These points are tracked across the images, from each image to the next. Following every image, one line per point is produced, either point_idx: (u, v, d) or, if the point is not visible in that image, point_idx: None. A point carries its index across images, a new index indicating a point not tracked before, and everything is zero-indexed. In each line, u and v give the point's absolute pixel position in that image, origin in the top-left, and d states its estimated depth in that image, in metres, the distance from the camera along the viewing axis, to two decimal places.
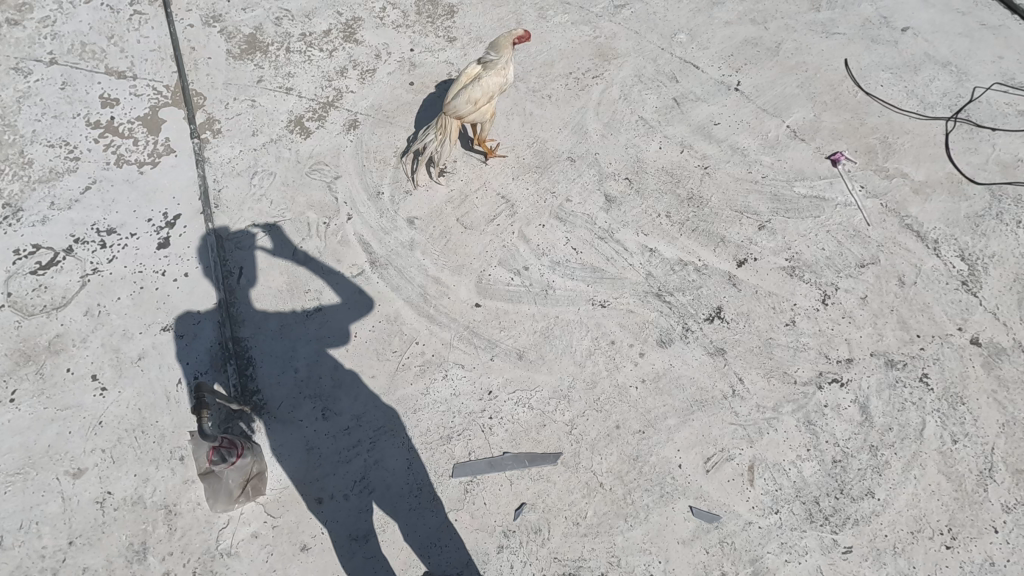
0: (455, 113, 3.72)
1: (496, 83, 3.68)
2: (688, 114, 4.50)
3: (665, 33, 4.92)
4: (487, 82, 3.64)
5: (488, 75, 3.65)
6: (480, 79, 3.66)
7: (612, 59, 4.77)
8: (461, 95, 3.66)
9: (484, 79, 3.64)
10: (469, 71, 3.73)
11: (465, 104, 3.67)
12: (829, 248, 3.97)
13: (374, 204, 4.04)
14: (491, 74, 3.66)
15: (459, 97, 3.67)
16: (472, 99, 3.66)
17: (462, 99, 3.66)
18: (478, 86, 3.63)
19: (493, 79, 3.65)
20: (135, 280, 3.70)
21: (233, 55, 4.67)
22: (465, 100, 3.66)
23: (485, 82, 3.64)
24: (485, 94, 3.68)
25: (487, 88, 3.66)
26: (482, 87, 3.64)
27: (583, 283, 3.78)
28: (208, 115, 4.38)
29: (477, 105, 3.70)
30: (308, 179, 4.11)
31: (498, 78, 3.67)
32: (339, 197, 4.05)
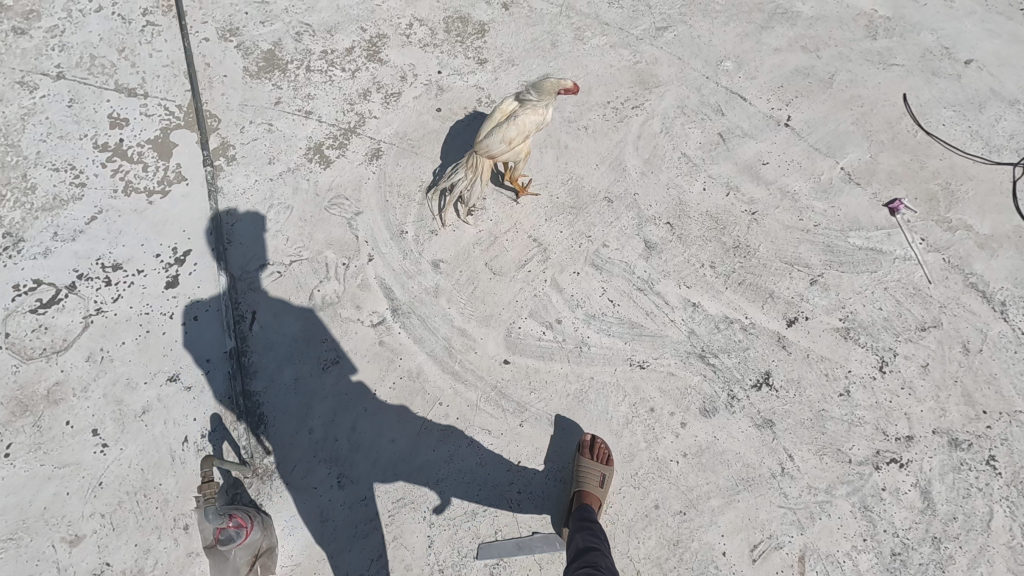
0: (487, 150, 3.42)
1: (533, 123, 3.39)
2: (735, 151, 4.19)
3: (710, 60, 4.59)
4: (524, 119, 3.35)
5: (525, 112, 3.36)
6: (516, 116, 3.37)
7: (653, 87, 4.45)
8: (495, 133, 3.37)
9: (520, 116, 3.34)
10: (504, 108, 3.43)
11: (499, 144, 3.38)
12: (887, 307, 3.66)
13: (397, 244, 3.77)
14: (529, 112, 3.36)
15: (493, 134, 3.38)
16: (506, 136, 3.36)
17: (496, 137, 3.37)
18: (513, 123, 3.33)
19: (531, 117, 3.35)
20: (141, 323, 3.47)
21: (250, 74, 4.39)
22: (499, 137, 3.36)
23: (522, 119, 3.34)
24: (521, 132, 3.38)
25: (524, 125, 3.36)
26: (518, 126, 3.35)
27: (620, 340, 3.51)
28: (222, 139, 4.11)
29: (512, 143, 3.41)
30: (328, 215, 3.85)
31: (537, 115, 3.37)
32: (360, 236, 3.79)
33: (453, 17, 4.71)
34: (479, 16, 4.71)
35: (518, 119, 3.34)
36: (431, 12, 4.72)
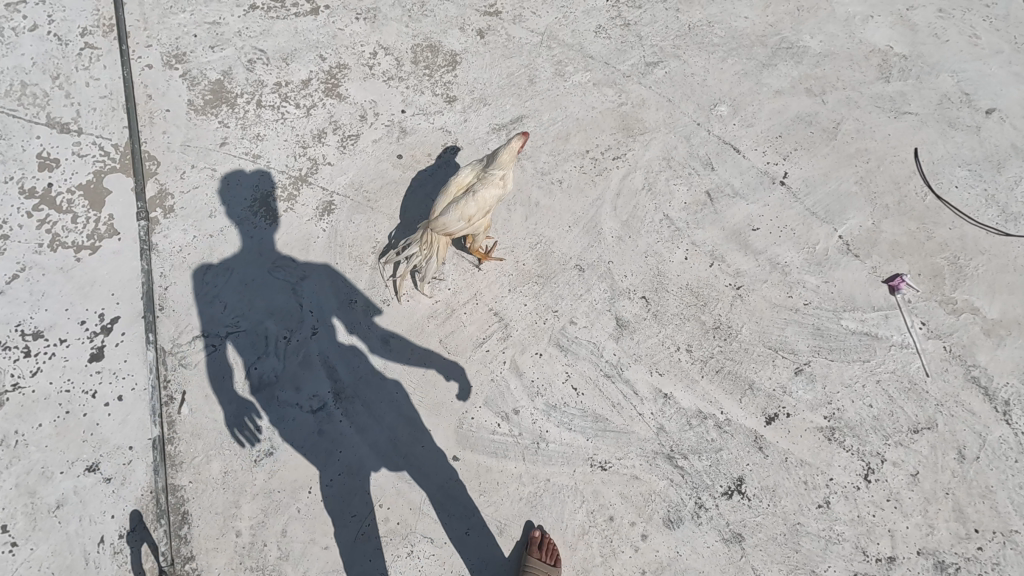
0: (442, 227, 3.08)
1: (494, 197, 3.07)
2: (722, 214, 3.81)
3: (702, 103, 4.16)
4: (482, 194, 3.00)
5: (483, 186, 3.02)
6: (473, 190, 3.02)
7: (638, 134, 4.04)
8: (450, 209, 3.03)
9: (477, 191, 3.00)
10: (460, 180, 3.10)
11: (457, 220, 3.04)
12: (879, 404, 3.33)
13: (344, 316, 3.45)
14: (487, 186, 3.02)
15: (448, 210, 3.04)
16: (463, 213, 3.02)
17: (452, 213, 3.03)
18: (470, 199, 2.99)
19: (489, 192, 3.01)
20: (61, 402, 3.20)
21: (195, 109, 4.01)
22: (454, 214, 3.03)
23: (480, 194, 3.00)
24: (478, 208, 3.04)
25: (483, 201, 3.02)
26: (477, 202, 3.01)
27: (581, 436, 3.20)
28: (160, 186, 3.76)
29: (469, 218, 3.07)
30: (270, 279, 3.52)
31: (496, 190, 3.03)
32: (305, 304, 3.47)
33: (422, 45, 4.27)
34: (451, 45, 4.28)
35: (475, 194, 2.99)
36: (398, 39, 4.28)
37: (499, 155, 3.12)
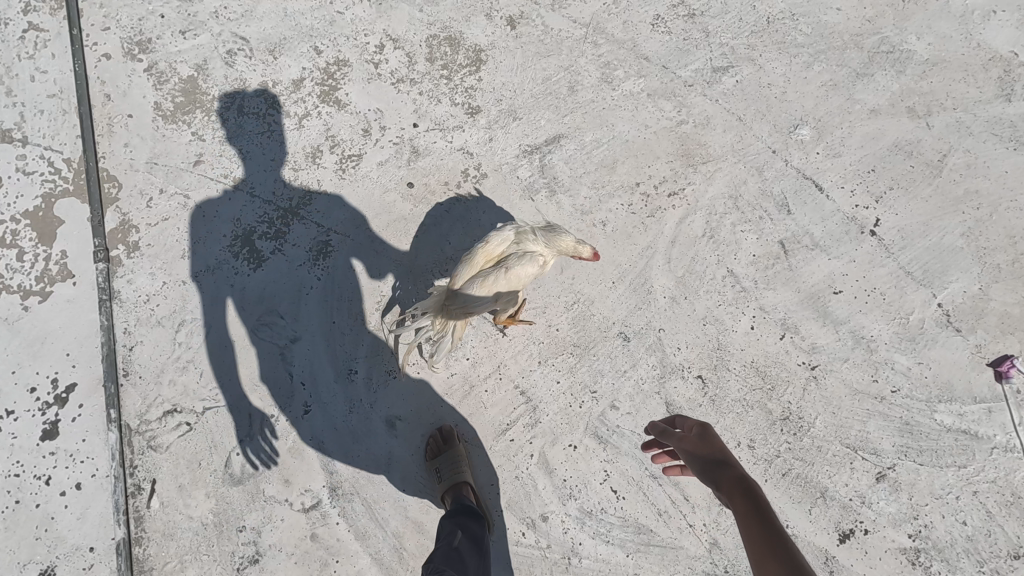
0: (460, 306, 2.49)
1: (528, 274, 2.49)
2: (798, 272, 3.15)
3: (780, 124, 3.39)
4: (516, 269, 2.43)
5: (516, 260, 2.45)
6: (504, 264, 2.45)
7: (700, 163, 3.31)
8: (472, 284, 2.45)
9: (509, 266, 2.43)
10: (488, 249, 2.51)
11: (480, 301, 2.47)
12: (973, 523, 2.80)
13: (342, 391, 2.90)
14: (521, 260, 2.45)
15: (469, 285, 2.46)
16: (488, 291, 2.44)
17: (475, 290, 2.46)
18: (499, 274, 2.42)
19: (524, 268, 2.44)
20: (9, 489, 2.71)
21: (163, 115, 3.29)
22: (477, 290, 2.44)
23: (513, 268, 2.42)
24: (508, 287, 2.46)
25: (514, 278, 2.44)
26: (508, 281, 2.44)
27: (619, 551, 2.73)
28: (122, 216, 3.11)
29: (495, 298, 2.49)
30: (255, 341, 2.95)
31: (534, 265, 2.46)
32: (296, 374, 2.92)
33: (439, 36, 3.46)
34: (474, 37, 3.46)
35: (506, 268, 2.42)
36: (410, 27, 3.47)
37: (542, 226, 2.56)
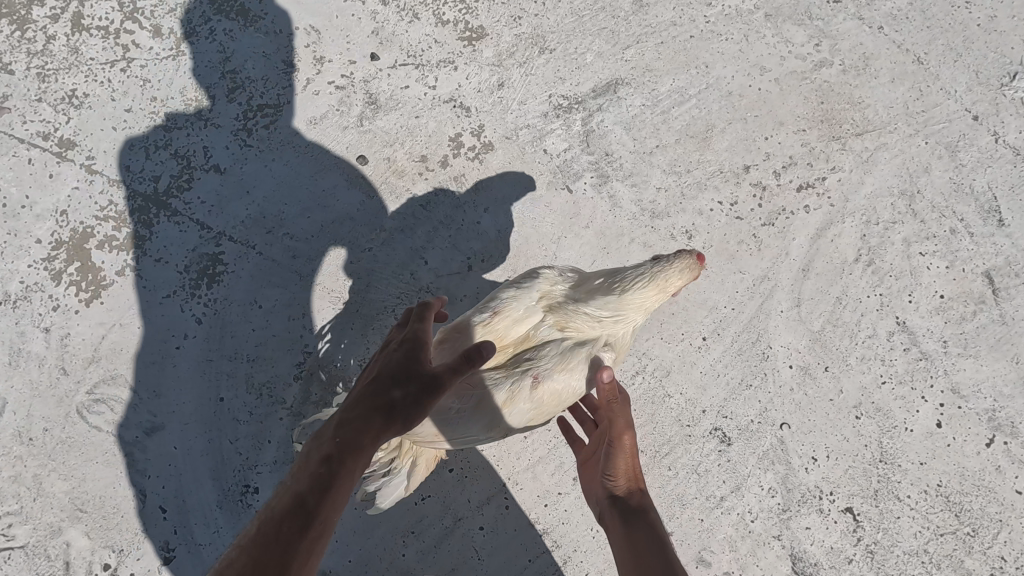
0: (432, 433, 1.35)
1: (566, 390, 1.38)
2: (1017, 329, 1.86)
3: (987, 70, 2.02)
4: (547, 381, 1.34)
5: (553, 359, 1.38)
6: (530, 364, 1.37)
7: (851, 137, 1.97)
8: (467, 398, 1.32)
9: (542, 372, 1.35)
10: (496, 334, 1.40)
11: (474, 432, 1.34)
12: None
13: (231, 524, 1.68)
14: (562, 360, 1.38)
15: (455, 397, 1.33)
16: (495, 419, 1.33)
17: (464, 413, 1.32)
18: (523, 391, 1.32)
19: (568, 380, 1.37)
20: None
21: None
22: (468, 410, 1.32)
23: (548, 382, 1.34)
24: (532, 414, 1.36)
25: (546, 398, 1.35)
26: (529, 403, 1.33)
27: None
28: None
29: (500, 427, 1.37)
30: (83, 433, 1.71)
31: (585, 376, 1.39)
32: (153, 494, 1.69)
33: None
34: None
35: (537, 380, 1.33)
36: None
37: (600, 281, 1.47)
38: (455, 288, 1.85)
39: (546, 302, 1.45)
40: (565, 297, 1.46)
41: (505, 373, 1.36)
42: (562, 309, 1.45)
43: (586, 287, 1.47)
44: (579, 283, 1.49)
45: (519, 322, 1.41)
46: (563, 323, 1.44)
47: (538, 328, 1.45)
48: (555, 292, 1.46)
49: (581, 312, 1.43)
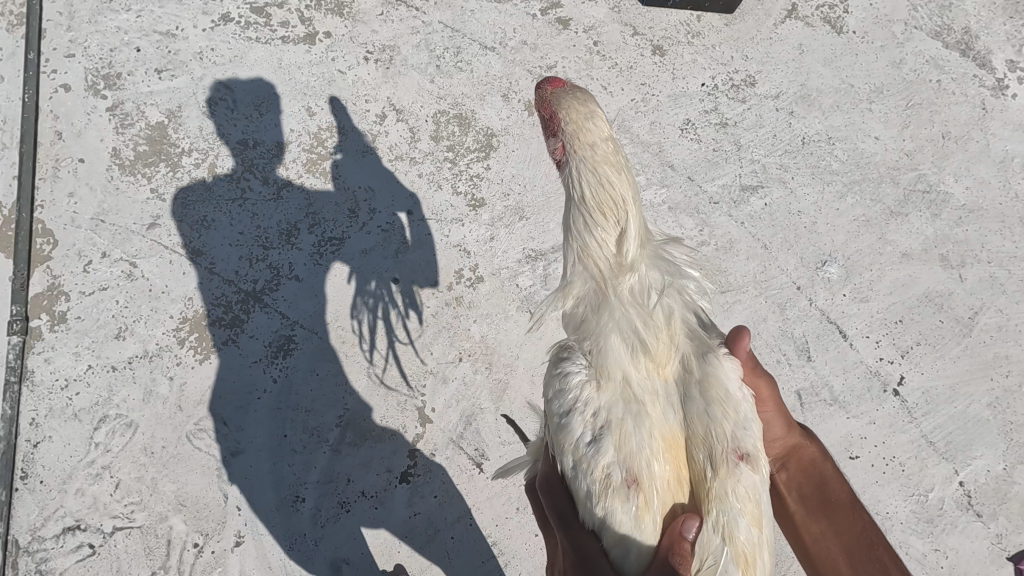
0: None
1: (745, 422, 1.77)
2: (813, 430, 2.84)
3: (806, 257, 3.13)
4: (741, 440, 1.73)
5: (699, 413, 1.79)
6: (703, 439, 1.76)
7: (717, 293, 3.03)
8: (727, 547, 1.67)
9: (714, 430, 1.75)
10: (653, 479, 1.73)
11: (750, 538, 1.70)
12: None
13: (284, 521, 2.48)
14: (708, 402, 1.78)
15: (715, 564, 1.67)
16: (748, 520, 1.70)
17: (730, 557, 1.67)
18: (739, 469, 1.71)
19: (728, 396, 1.78)
20: None
21: (123, 164, 2.87)
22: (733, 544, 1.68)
23: (739, 446, 1.72)
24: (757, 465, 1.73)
25: (753, 450, 1.74)
26: (745, 474, 1.71)
27: None
28: (52, 279, 2.67)
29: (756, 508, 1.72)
30: (187, 450, 2.51)
31: (728, 367, 1.82)
32: (231, 497, 2.48)
33: (449, 113, 3.11)
34: (486, 119, 3.11)
35: (721, 445, 1.73)
36: (417, 98, 3.12)
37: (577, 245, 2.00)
38: (449, 372, 2.72)
39: (600, 297, 1.99)
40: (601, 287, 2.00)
41: (714, 496, 1.71)
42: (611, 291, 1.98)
43: (614, 304, 1.96)
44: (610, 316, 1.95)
45: (661, 449, 1.77)
46: (655, 334, 1.91)
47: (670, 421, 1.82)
48: (590, 283, 2.01)
49: (657, 341, 1.90)
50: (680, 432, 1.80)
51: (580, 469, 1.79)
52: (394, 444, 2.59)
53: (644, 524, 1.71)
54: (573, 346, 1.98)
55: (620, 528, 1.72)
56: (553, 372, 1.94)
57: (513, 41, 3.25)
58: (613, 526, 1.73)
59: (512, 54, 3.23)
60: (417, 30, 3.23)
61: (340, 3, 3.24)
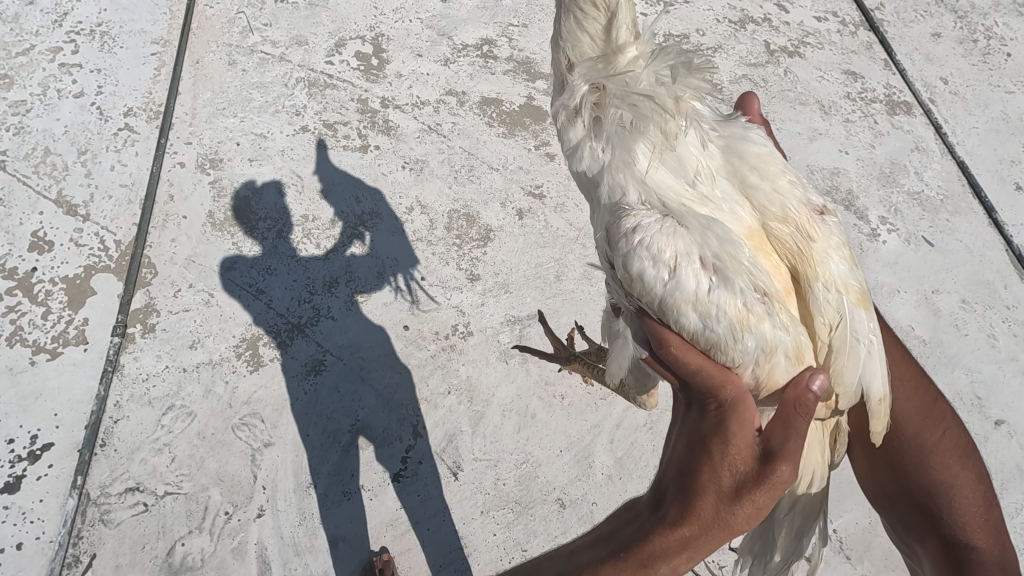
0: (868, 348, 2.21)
1: (794, 189, 2.47)
2: None
3: None
4: (800, 203, 2.44)
5: (761, 198, 2.47)
6: (781, 221, 2.41)
7: None
8: (842, 296, 2.26)
9: (779, 201, 2.44)
10: (763, 281, 2.27)
11: (851, 280, 2.30)
12: None
13: (298, 500, 3.16)
14: (765, 183, 2.48)
15: (847, 333, 2.22)
16: (847, 271, 2.31)
17: (854, 313, 2.25)
18: (818, 226, 2.38)
19: (775, 166, 2.52)
20: None
21: (214, 222, 3.85)
22: (851, 300, 2.26)
23: (807, 212, 2.41)
24: (823, 212, 2.43)
25: (814, 204, 2.47)
26: (818, 229, 2.36)
27: None
28: (148, 298, 3.53)
29: (843, 255, 2.33)
30: (231, 437, 3.25)
31: (760, 147, 2.60)
32: (260, 476, 3.19)
33: (460, 211, 4.17)
34: (487, 219, 4.17)
35: (790, 213, 2.41)
36: (438, 198, 4.20)
37: (571, 43, 2.86)
38: (438, 400, 3.53)
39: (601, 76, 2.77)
40: (597, 69, 2.79)
41: (817, 263, 2.31)
42: (611, 68, 2.78)
43: (645, 141, 2.62)
44: (645, 148, 2.62)
45: (757, 248, 2.39)
46: (667, 110, 2.60)
47: (749, 216, 2.49)
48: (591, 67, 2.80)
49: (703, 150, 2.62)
50: (753, 223, 2.46)
51: (710, 310, 2.22)
52: (390, 450, 3.36)
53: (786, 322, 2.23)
54: (640, 221, 2.35)
55: (772, 337, 2.20)
56: (636, 247, 2.29)
57: (513, 165, 4.40)
58: (765, 339, 2.20)
59: (511, 174, 4.37)
60: (443, 151, 4.39)
61: (389, 127, 4.42)
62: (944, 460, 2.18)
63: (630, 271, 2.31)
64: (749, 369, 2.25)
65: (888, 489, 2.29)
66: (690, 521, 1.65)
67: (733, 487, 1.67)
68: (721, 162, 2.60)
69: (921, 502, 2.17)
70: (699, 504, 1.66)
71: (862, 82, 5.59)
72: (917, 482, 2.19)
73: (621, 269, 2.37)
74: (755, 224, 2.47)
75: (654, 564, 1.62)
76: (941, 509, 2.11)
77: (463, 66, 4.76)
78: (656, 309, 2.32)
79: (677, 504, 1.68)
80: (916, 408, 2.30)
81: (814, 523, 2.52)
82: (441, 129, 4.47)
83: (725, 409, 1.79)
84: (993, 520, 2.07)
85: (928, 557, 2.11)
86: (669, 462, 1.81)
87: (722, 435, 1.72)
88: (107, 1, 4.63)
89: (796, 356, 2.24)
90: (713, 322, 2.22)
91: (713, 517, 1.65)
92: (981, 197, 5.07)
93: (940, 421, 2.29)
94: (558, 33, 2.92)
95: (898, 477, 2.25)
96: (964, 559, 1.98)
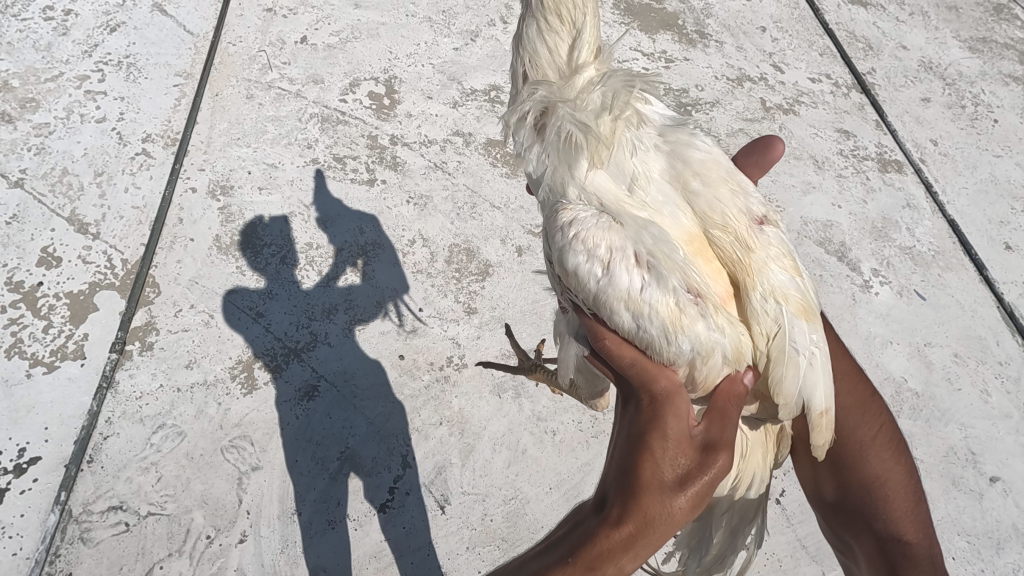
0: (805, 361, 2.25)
1: (732, 194, 2.53)
2: None
3: None
4: (741, 209, 2.50)
5: (702, 205, 2.53)
6: (721, 228, 2.46)
7: None
8: (781, 307, 2.30)
9: (719, 209, 2.50)
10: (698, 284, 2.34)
11: (789, 287, 2.34)
12: None
13: (282, 527, 3.12)
14: (706, 191, 2.55)
15: (787, 343, 2.27)
16: (788, 283, 2.35)
17: (793, 321, 2.29)
18: (758, 235, 2.43)
19: (717, 173, 2.59)
20: None
21: (220, 245, 3.95)
22: (787, 309, 2.30)
23: (747, 220, 2.47)
24: (762, 220, 2.48)
25: (755, 210, 2.52)
26: (755, 236, 2.42)
27: None
28: (148, 317, 3.59)
29: (783, 266, 2.39)
30: (219, 459, 3.24)
31: (701, 152, 2.69)
32: (246, 500, 3.16)
33: (460, 246, 4.27)
34: (487, 254, 4.26)
35: (730, 222, 2.46)
36: (440, 232, 4.31)
37: (529, 56, 2.94)
38: (429, 431, 3.52)
39: (552, 89, 2.84)
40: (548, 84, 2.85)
41: (756, 271, 2.36)
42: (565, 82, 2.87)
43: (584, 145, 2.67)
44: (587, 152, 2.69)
45: (696, 254, 2.46)
46: (609, 122, 2.69)
47: (688, 220, 2.55)
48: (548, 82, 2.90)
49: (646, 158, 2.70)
50: (694, 229, 2.53)
51: (642, 309, 2.28)
52: (378, 479, 3.33)
53: (722, 326, 2.29)
54: (576, 215, 2.43)
55: (706, 339, 2.27)
56: (571, 241, 2.38)
57: (514, 205, 4.53)
58: (698, 340, 2.26)
59: (512, 213, 4.49)
60: (447, 187, 4.52)
61: (396, 163, 4.58)
62: (879, 455, 2.25)
63: (566, 264, 2.38)
64: (686, 368, 2.34)
65: (828, 486, 2.33)
66: (635, 517, 1.62)
67: (674, 478, 1.70)
68: (668, 168, 2.67)
69: (858, 499, 2.20)
70: (644, 498, 1.65)
71: (854, 141, 5.80)
72: (855, 479, 2.23)
73: (559, 264, 2.45)
74: (696, 230, 2.53)
75: (602, 566, 1.56)
76: (877, 506, 2.15)
77: (470, 109, 4.97)
78: (592, 305, 2.42)
79: (619, 502, 1.65)
80: (854, 403, 2.39)
81: (750, 518, 2.78)
82: (446, 167, 4.63)
83: (661, 402, 1.87)
84: (923, 515, 2.11)
85: (862, 552, 2.16)
86: (611, 460, 1.80)
87: (663, 431, 1.77)
88: (136, 36, 4.87)
89: (734, 355, 2.30)
90: (645, 321, 2.28)
91: (659, 510, 1.65)
92: (971, 255, 5.18)
93: (875, 415, 2.37)
94: (518, 42, 2.99)
95: (838, 474, 2.28)
96: (897, 557, 2.03)
